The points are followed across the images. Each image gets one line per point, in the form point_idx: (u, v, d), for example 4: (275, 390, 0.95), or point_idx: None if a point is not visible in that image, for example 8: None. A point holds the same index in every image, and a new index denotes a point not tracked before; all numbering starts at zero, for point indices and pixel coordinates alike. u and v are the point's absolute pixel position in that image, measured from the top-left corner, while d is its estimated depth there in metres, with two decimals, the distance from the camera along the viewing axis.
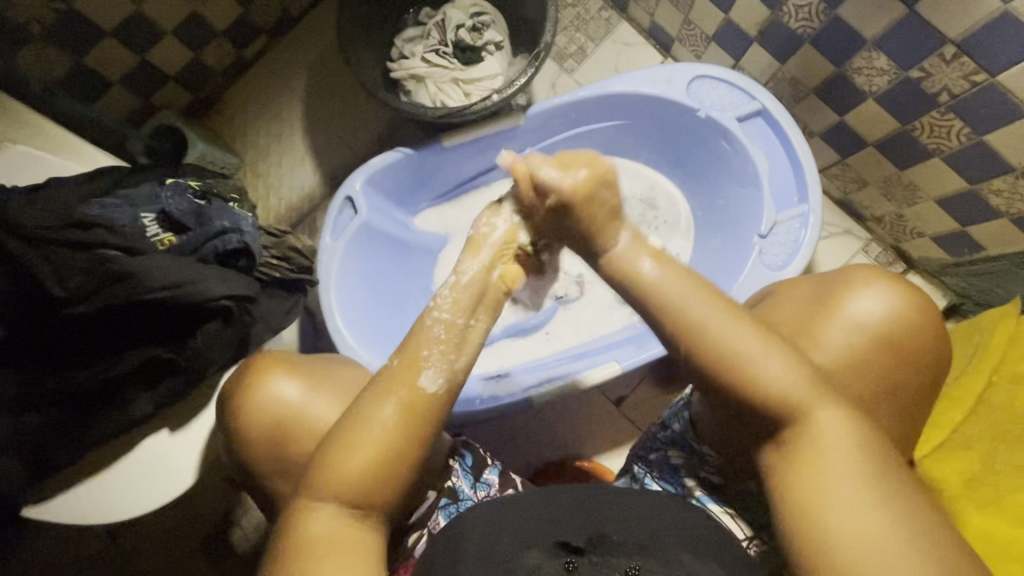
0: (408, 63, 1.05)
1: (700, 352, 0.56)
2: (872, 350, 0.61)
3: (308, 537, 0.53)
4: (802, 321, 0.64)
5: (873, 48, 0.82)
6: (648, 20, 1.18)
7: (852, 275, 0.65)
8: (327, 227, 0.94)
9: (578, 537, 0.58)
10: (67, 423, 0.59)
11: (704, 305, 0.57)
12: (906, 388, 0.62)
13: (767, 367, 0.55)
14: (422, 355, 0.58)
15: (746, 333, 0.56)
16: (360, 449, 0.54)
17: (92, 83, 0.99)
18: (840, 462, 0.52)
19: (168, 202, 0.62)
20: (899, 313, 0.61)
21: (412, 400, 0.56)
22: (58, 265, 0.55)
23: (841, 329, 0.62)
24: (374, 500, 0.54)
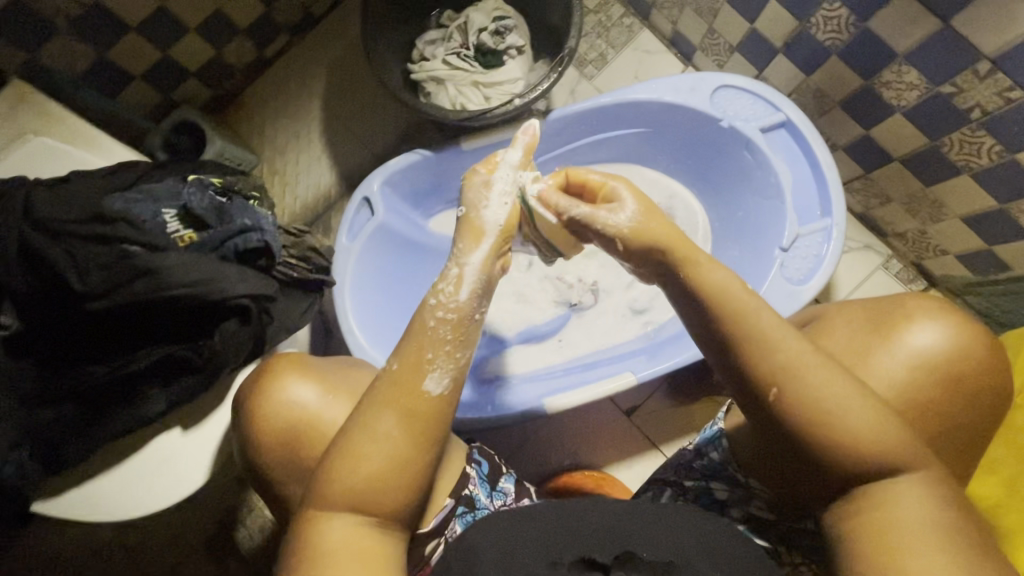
0: (429, 65, 1.05)
1: (791, 364, 0.54)
2: (928, 386, 0.59)
3: (320, 546, 0.51)
4: (855, 352, 0.62)
5: (904, 62, 0.81)
6: (670, 28, 1.17)
7: (906, 304, 0.63)
8: (344, 226, 0.93)
9: (604, 554, 0.57)
10: (80, 419, 0.58)
11: (787, 340, 0.55)
12: (957, 420, 0.59)
13: (850, 408, 0.53)
14: (426, 359, 0.55)
15: (830, 386, 0.53)
16: (366, 455, 0.52)
17: (116, 78, 0.99)
18: (914, 518, 0.51)
19: (189, 198, 0.61)
20: (958, 348, 0.59)
21: (416, 404, 0.53)
22: (79, 260, 0.54)
23: (898, 360, 0.60)
24: (384, 506, 0.52)
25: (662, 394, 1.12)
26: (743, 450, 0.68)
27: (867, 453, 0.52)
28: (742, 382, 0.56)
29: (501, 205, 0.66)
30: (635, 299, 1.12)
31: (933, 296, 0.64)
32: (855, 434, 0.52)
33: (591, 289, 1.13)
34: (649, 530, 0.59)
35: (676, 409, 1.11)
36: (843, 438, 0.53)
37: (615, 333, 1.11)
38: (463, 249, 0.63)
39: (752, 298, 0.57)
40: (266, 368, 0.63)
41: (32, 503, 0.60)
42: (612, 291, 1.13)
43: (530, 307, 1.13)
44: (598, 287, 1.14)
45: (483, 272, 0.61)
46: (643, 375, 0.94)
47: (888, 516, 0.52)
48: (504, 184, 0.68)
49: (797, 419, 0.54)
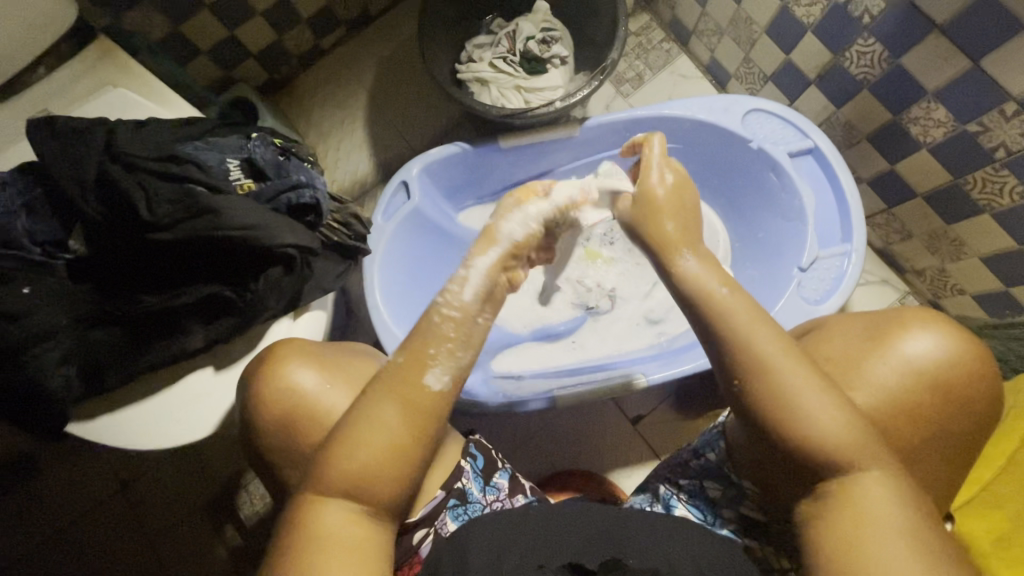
0: (475, 67, 1.10)
1: (792, 364, 0.56)
2: (922, 395, 0.60)
3: (313, 528, 0.53)
4: (851, 357, 0.64)
5: (933, 100, 0.84)
6: (707, 55, 1.22)
7: (902, 315, 0.64)
8: (380, 206, 0.97)
9: (591, 560, 0.58)
10: (125, 345, 0.62)
11: (776, 349, 0.57)
12: (950, 435, 0.61)
13: (841, 415, 0.54)
14: (428, 353, 0.57)
15: (814, 397, 0.55)
16: (365, 445, 0.53)
17: (184, 50, 1.06)
18: (882, 523, 0.51)
19: (254, 151, 0.66)
20: (953, 358, 0.60)
21: (417, 398, 0.55)
22: (149, 192, 0.58)
23: (892, 367, 0.61)
24: (379, 495, 0.54)
25: (668, 406, 1.13)
26: (736, 456, 0.69)
27: (850, 461, 0.54)
28: (744, 382, 0.58)
29: (520, 223, 0.68)
30: (650, 309, 1.14)
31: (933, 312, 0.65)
32: (850, 444, 0.54)
33: (608, 295, 1.16)
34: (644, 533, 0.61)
35: (682, 422, 1.12)
36: (825, 445, 0.54)
37: (628, 340, 1.13)
38: (473, 252, 0.65)
39: (737, 299, 0.60)
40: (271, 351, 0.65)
41: (69, 423, 0.64)
42: (628, 300, 1.16)
43: (547, 306, 1.16)
44: (614, 293, 1.16)
45: (489, 279, 0.62)
46: (653, 379, 0.96)
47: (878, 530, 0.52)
48: (534, 210, 0.71)
49: (794, 423, 0.55)
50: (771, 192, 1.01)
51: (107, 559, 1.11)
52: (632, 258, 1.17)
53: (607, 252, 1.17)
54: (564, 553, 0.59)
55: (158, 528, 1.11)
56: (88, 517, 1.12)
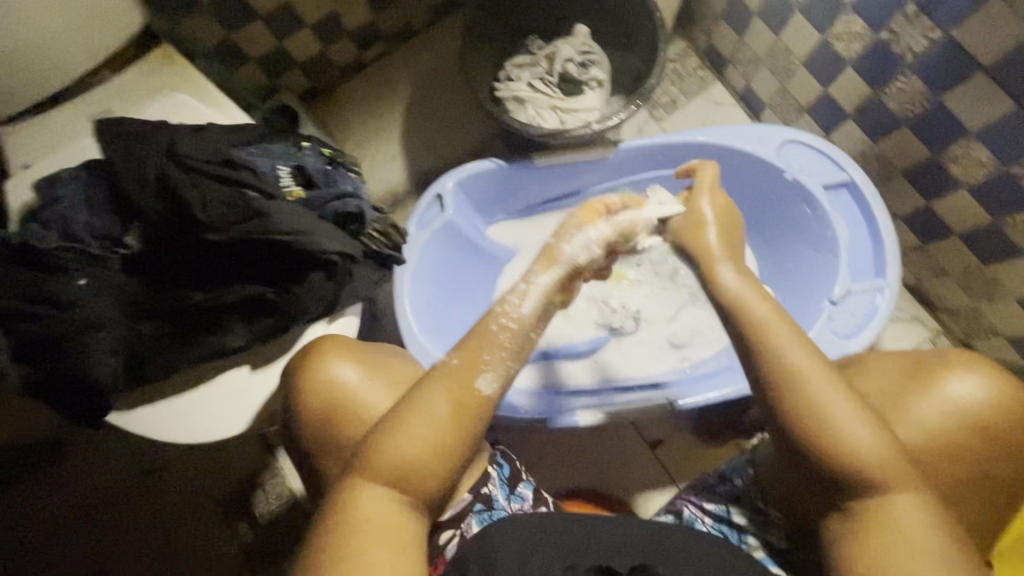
0: (513, 85, 1.13)
1: (824, 399, 0.55)
2: (966, 439, 0.59)
3: (353, 512, 0.53)
4: (891, 395, 0.63)
5: (974, 139, 0.84)
6: (742, 84, 1.23)
7: (948, 358, 0.64)
8: (414, 217, 0.99)
9: (621, 564, 0.59)
10: (170, 339, 0.64)
11: (821, 380, 0.56)
12: (992, 480, 0.60)
13: (874, 451, 0.53)
14: (483, 359, 0.58)
15: (854, 424, 0.54)
16: (409, 436, 0.54)
17: (234, 56, 1.10)
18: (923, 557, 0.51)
19: (306, 161, 0.69)
20: (998, 403, 0.59)
21: (465, 398, 0.56)
22: (204, 193, 0.61)
23: (934, 407, 0.60)
24: (418, 486, 0.55)
25: (688, 432, 1.12)
26: (764, 479, 0.69)
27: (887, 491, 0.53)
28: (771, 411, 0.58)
29: (580, 244, 0.72)
30: (674, 333, 1.13)
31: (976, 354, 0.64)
32: (879, 478, 0.53)
33: (633, 316, 1.15)
34: (673, 549, 0.61)
35: (702, 450, 1.10)
36: (862, 475, 0.54)
37: (650, 363, 1.13)
38: (536, 270, 0.68)
39: (778, 320, 0.61)
40: (318, 345, 0.67)
41: (110, 413, 0.66)
42: (653, 322, 1.15)
43: (571, 324, 1.16)
44: (639, 315, 1.16)
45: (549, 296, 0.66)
46: (677, 404, 0.95)
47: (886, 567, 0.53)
48: (591, 234, 0.74)
49: (821, 455, 0.55)
50: (802, 223, 1.01)
51: (122, 547, 1.12)
52: (659, 281, 1.17)
53: (634, 272, 1.18)
54: (596, 556, 0.60)
55: (172, 521, 1.13)
56: (108, 504, 1.14)
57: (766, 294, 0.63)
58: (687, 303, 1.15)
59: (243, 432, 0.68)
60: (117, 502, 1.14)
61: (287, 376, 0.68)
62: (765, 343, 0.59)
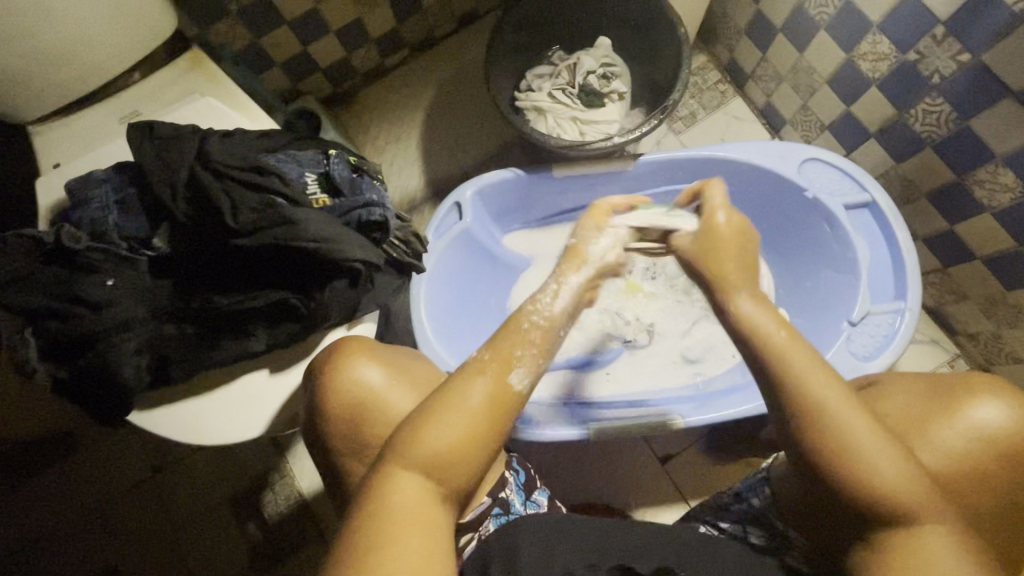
0: (534, 96, 1.13)
1: (856, 427, 0.53)
2: (988, 462, 0.59)
3: (388, 500, 0.53)
4: (913, 417, 0.62)
5: (1001, 164, 0.83)
6: (763, 100, 1.23)
7: (967, 380, 0.63)
8: (432, 225, 1.00)
9: (641, 564, 0.56)
10: (193, 343, 0.64)
11: (848, 409, 0.54)
12: (1014, 511, 0.59)
13: (901, 477, 0.52)
14: (514, 355, 0.57)
15: (874, 451, 0.53)
16: (444, 427, 0.54)
17: (260, 61, 1.11)
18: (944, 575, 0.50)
19: (332, 167, 0.68)
20: (1021, 427, 0.59)
21: (501, 393, 0.56)
22: (234, 199, 0.61)
23: (958, 432, 0.59)
24: (451, 477, 0.54)
25: (700, 448, 1.11)
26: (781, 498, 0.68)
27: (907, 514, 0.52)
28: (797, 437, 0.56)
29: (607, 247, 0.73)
30: (688, 348, 1.13)
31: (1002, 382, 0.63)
32: (906, 503, 0.52)
33: (646, 329, 1.15)
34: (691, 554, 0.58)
35: (714, 466, 1.10)
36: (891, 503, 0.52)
37: (663, 376, 1.12)
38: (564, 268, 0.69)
39: (798, 345, 0.57)
40: (340, 347, 0.66)
41: (132, 412, 0.67)
42: (666, 336, 1.15)
43: (583, 335, 1.15)
44: (652, 328, 1.16)
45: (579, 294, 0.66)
46: (691, 421, 0.94)
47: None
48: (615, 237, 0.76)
49: (851, 485, 0.53)
50: (822, 242, 1.01)
51: (131, 543, 1.13)
52: (674, 295, 1.17)
53: (649, 286, 1.17)
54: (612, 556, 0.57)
55: (182, 518, 1.14)
56: (120, 500, 1.15)
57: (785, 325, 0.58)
58: (702, 318, 1.15)
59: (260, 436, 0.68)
60: (128, 497, 1.15)
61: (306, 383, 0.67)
62: (798, 371, 0.56)
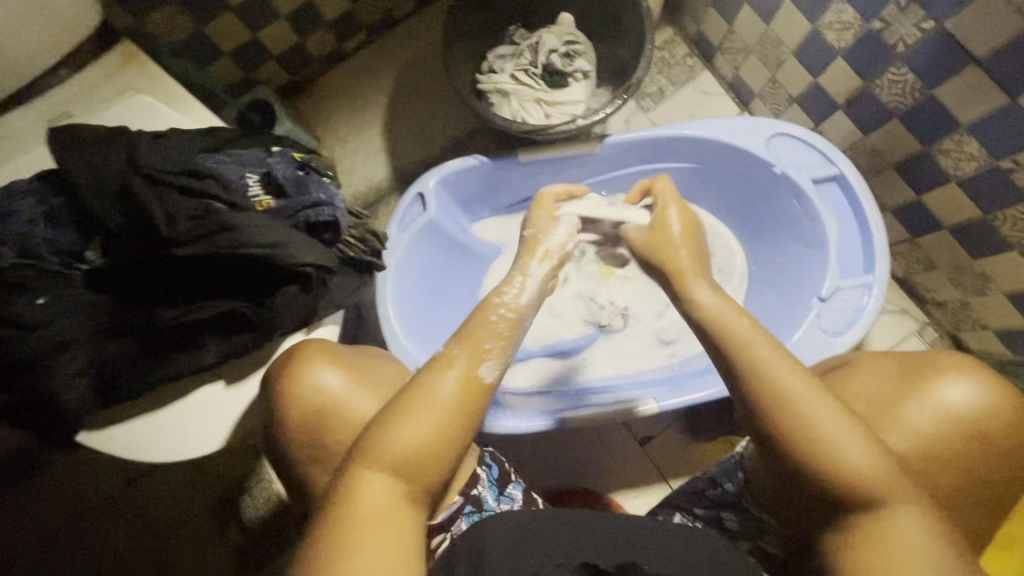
0: (496, 78, 1.09)
1: (816, 410, 0.53)
2: (957, 442, 0.59)
3: (357, 502, 0.50)
4: (886, 399, 0.62)
5: (966, 133, 0.82)
6: (731, 73, 1.20)
7: (936, 358, 0.63)
8: (396, 218, 0.97)
9: (608, 560, 0.55)
10: (140, 359, 0.61)
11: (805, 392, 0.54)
12: (981, 484, 0.59)
13: (866, 457, 0.52)
14: (484, 348, 0.58)
15: (837, 433, 0.52)
16: (415, 422, 0.52)
17: (205, 51, 1.05)
18: (921, 551, 0.49)
19: (275, 167, 0.66)
20: (989, 405, 0.59)
21: (472, 386, 0.55)
22: (167, 207, 0.58)
23: (926, 412, 0.60)
24: (422, 476, 0.52)
25: (678, 427, 1.11)
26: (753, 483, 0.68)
27: (873, 492, 0.51)
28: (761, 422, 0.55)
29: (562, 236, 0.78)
30: (663, 330, 1.12)
31: (967, 356, 0.63)
32: (872, 486, 0.51)
33: (621, 313, 1.14)
34: (657, 546, 0.57)
35: (691, 445, 1.10)
36: (852, 486, 0.52)
37: (639, 360, 1.11)
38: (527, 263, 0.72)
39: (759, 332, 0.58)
40: (298, 350, 0.64)
41: (82, 433, 0.64)
42: (641, 319, 1.14)
43: (559, 322, 1.14)
44: (627, 312, 1.15)
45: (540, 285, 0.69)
46: (665, 404, 0.94)
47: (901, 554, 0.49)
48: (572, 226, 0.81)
49: (813, 468, 0.53)
50: (792, 218, 1.00)
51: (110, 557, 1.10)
52: (648, 278, 1.16)
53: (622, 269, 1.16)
54: (578, 551, 0.56)
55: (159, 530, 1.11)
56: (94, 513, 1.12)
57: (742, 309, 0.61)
58: None
59: (220, 448, 0.66)
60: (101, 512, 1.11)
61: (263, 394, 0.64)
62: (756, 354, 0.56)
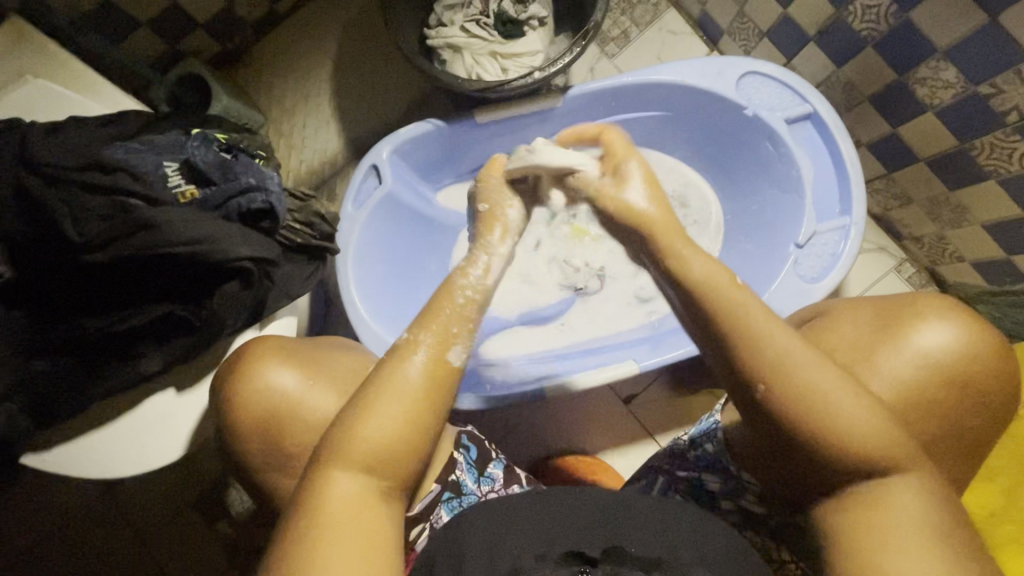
0: (446, 32, 1.01)
1: (800, 372, 0.51)
2: (936, 388, 0.58)
3: (331, 502, 0.47)
4: (863, 347, 0.60)
5: (943, 59, 0.78)
6: (698, 9, 1.13)
7: (916, 303, 0.61)
8: (350, 194, 0.91)
9: (592, 547, 0.54)
10: (76, 372, 0.59)
11: (795, 358, 0.51)
12: (962, 427, 0.59)
13: (852, 417, 0.50)
14: (452, 332, 0.55)
15: (823, 392, 0.51)
16: (383, 415, 0.49)
17: (119, 23, 0.94)
18: (902, 516, 0.50)
19: (194, 153, 0.62)
20: (967, 349, 0.57)
21: (438, 370, 0.52)
22: (75, 209, 0.55)
23: (906, 360, 0.58)
24: (395, 469, 0.50)
25: (660, 384, 1.10)
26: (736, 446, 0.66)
27: (858, 447, 0.50)
28: (745, 385, 0.53)
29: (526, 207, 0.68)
30: (641, 287, 1.09)
31: (948, 298, 0.62)
32: (861, 444, 0.50)
33: (597, 274, 1.11)
34: (643, 524, 0.56)
35: (675, 400, 1.10)
36: (831, 437, 0.50)
37: (619, 320, 1.09)
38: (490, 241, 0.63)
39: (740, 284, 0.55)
40: (247, 351, 0.62)
41: (24, 457, 0.61)
42: (618, 278, 1.11)
43: (534, 289, 1.11)
44: (604, 272, 1.11)
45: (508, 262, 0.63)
46: (645, 364, 0.92)
47: (885, 526, 0.50)
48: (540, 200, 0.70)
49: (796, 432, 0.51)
50: (767, 162, 0.96)
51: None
52: None
53: (595, 228, 1.12)
54: (563, 540, 0.55)
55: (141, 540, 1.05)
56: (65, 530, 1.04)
57: (737, 277, 0.55)
58: None
59: (179, 459, 0.64)
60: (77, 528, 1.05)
61: (216, 402, 0.62)
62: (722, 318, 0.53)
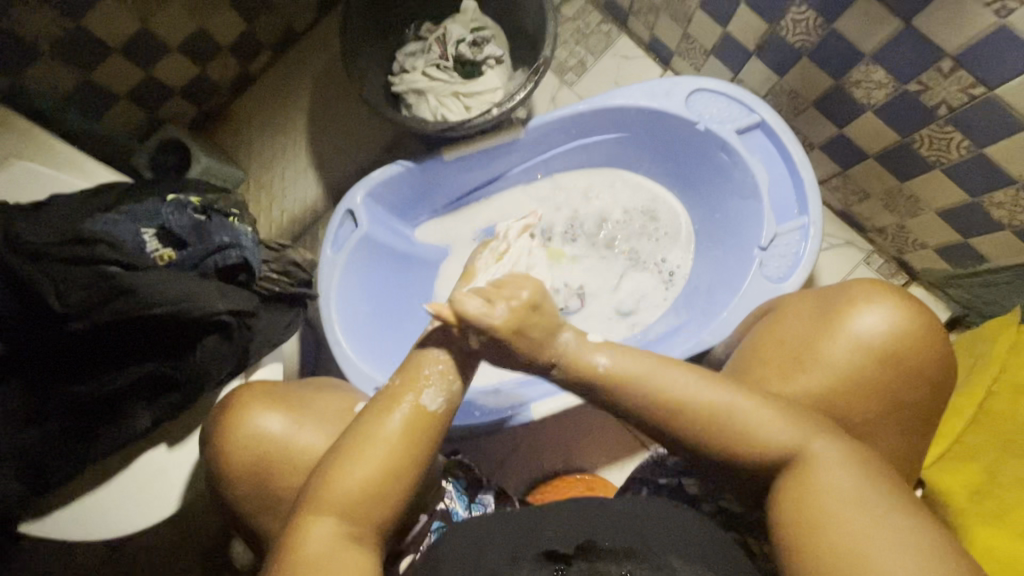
0: (409, 78, 1.06)
1: (691, 393, 0.56)
2: (874, 369, 0.61)
3: (307, 551, 0.50)
4: (807, 338, 0.64)
5: (871, 62, 0.83)
6: (646, 34, 1.19)
7: (852, 290, 0.65)
8: (328, 239, 0.94)
9: (567, 544, 0.56)
10: (67, 438, 0.61)
11: (695, 384, 0.56)
12: (906, 407, 0.61)
13: (748, 413, 0.55)
14: (423, 374, 0.58)
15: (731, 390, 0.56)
16: (361, 462, 0.53)
17: (98, 99, 0.99)
18: (845, 485, 0.51)
19: (169, 219, 0.66)
20: (899, 330, 0.61)
21: (415, 417, 0.55)
22: (58, 282, 0.59)
23: (844, 345, 0.62)
24: (373, 515, 0.53)
25: None
26: None
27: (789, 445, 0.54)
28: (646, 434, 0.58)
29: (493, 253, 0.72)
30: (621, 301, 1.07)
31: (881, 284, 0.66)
32: (766, 435, 0.54)
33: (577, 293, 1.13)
34: (623, 528, 0.58)
35: None
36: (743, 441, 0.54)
37: None
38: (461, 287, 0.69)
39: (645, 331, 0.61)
40: (236, 403, 0.64)
41: (22, 523, 0.63)
42: (598, 295, 1.09)
43: None
44: None
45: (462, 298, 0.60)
46: None
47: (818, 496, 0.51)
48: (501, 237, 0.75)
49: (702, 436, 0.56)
50: (723, 171, 1.00)
51: None
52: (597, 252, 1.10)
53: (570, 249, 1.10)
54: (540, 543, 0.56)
55: None
56: None
57: None
58: (628, 269, 1.09)
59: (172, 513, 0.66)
60: None
61: (205, 454, 0.65)
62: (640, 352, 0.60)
